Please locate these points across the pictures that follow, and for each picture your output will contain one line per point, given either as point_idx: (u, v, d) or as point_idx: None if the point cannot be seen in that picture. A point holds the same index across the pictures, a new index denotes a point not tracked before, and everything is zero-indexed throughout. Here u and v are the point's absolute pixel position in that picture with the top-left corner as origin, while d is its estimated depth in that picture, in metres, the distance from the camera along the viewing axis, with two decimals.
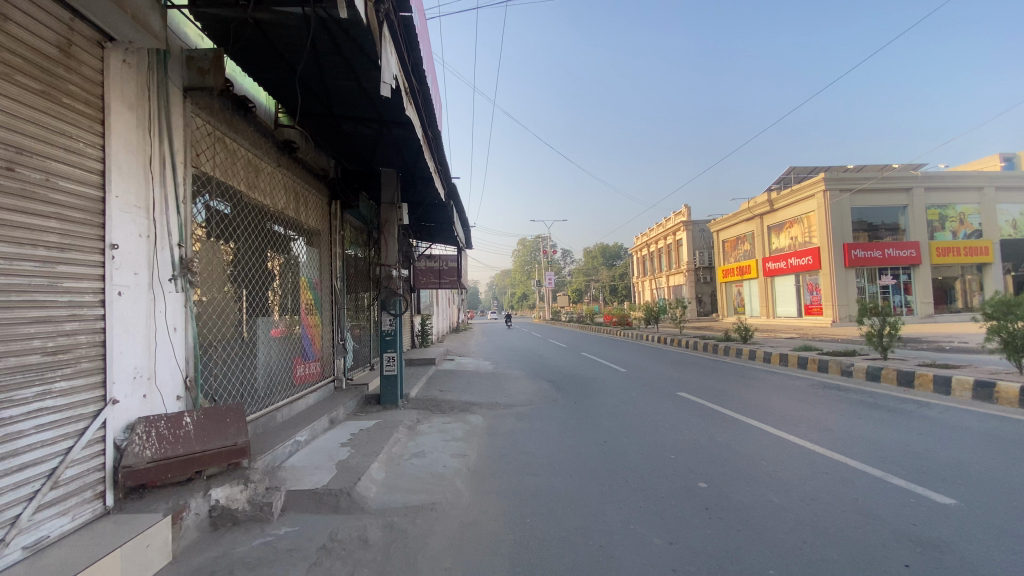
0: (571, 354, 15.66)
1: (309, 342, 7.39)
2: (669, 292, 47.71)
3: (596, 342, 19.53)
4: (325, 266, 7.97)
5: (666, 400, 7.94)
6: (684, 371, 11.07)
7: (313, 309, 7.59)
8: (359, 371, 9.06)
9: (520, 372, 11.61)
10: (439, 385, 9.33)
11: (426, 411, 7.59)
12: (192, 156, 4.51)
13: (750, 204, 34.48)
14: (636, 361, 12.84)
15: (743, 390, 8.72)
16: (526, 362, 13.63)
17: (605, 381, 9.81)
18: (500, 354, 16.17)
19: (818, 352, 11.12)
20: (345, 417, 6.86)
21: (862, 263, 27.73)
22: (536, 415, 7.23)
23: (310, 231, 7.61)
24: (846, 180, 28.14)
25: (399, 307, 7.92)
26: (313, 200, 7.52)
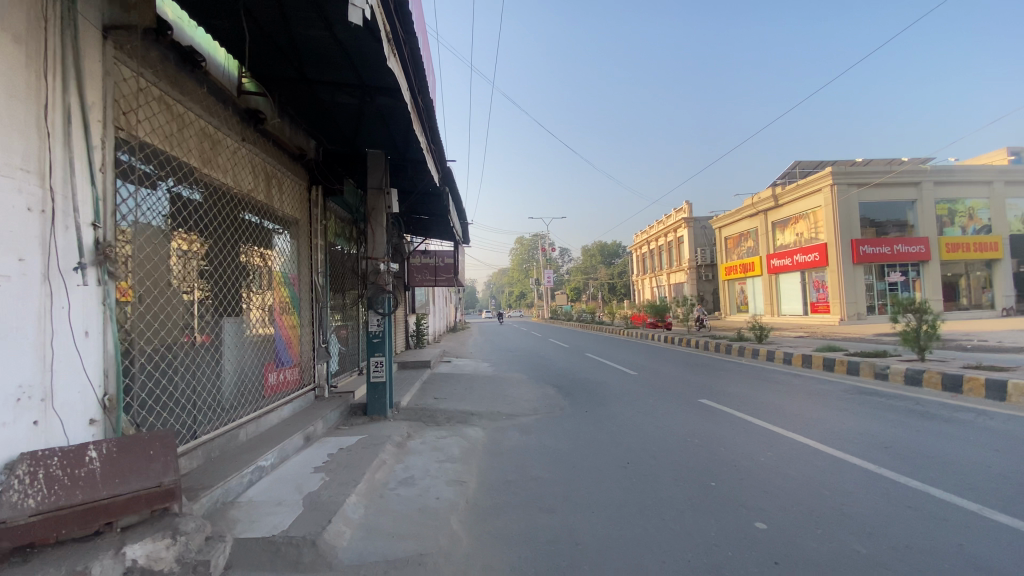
0: (574, 355, 14.78)
1: (285, 345, 6.47)
2: (670, 290, 46.86)
3: (599, 343, 18.65)
4: (304, 260, 7.06)
5: (689, 410, 7.05)
6: (700, 374, 10.17)
7: (290, 308, 6.66)
8: (344, 377, 8.16)
9: (522, 377, 10.70)
10: (433, 392, 8.42)
11: (418, 423, 6.69)
12: (118, 116, 3.59)
13: (754, 199, 33.62)
14: (647, 364, 11.94)
15: (772, 396, 7.85)
16: (528, 365, 12.71)
17: (617, 387, 8.91)
18: (499, 355, 15.25)
19: (845, 353, 10.26)
20: (324, 433, 5.96)
21: (871, 259, 26.82)
22: (543, 427, 6.35)
23: (286, 219, 6.69)
24: (854, 174, 27.31)
25: (388, 305, 7.02)
26: (289, 183, 6.59)
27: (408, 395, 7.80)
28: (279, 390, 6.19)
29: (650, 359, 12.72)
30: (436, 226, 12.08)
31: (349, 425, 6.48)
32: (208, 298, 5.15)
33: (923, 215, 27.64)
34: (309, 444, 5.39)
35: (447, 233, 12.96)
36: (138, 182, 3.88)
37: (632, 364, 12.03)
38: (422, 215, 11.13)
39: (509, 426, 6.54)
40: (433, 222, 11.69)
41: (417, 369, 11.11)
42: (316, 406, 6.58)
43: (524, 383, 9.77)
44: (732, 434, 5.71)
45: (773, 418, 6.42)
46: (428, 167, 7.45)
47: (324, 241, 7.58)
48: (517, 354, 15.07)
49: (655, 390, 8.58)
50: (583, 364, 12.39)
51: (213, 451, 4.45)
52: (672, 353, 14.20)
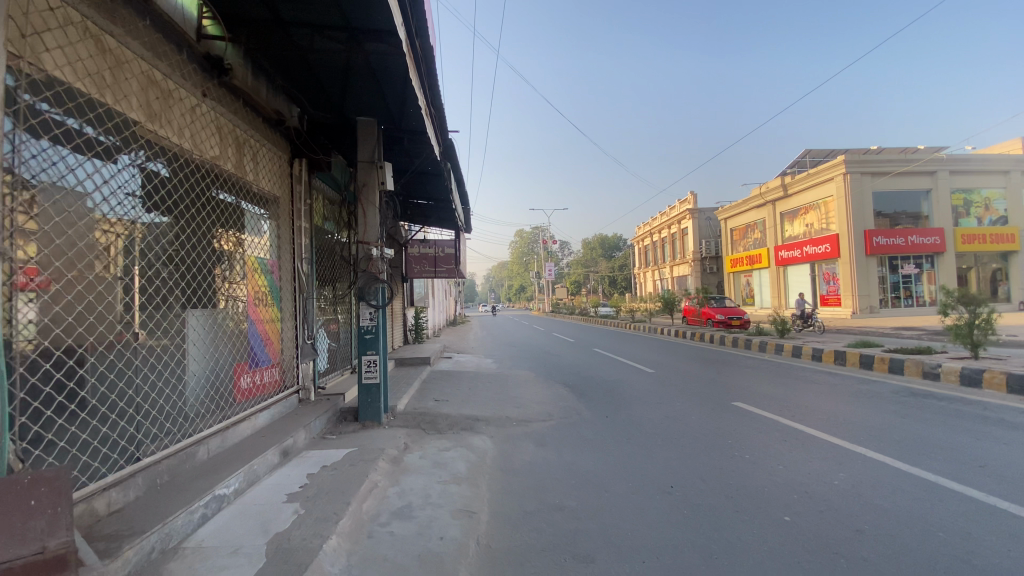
0: (582, 350, 13.88)
1: (261, 342, 5.58)
2: (673, 283, 45.95)
3: (606, 337, 17.78)
4: (285, 244, 6.14)
5: (725, 415, 6.18)
6: (726, 372, 9.27)
7: (268, 300, 5.76)
8: (333, 377, 7.28)
9: (529, 375, 9.80)
10: (433, 393, 7.53)
11: (417, 431, 5.82)
12: (15, 37, 2.70)
13: (763, 189, 32.63)
14: (664, 360, 11.06)
15: (815, 398, 6.97)
16: (534, 362, 11.81)
17: (637, 387, 8.03)
18: (502, 350, 14.36)
19: (883, 350, 9.38)
20: (307, 445, 5.08)
21: (884, 251, 26.00)
22: (561, 437, 5.48)
23: (263, 197, 5.78)
24: (868, 162, 26.32)
25: (382, 297, 6.12)
26: (267, 155, 5.67)
27: (405, 397, 6.91)
28: (254, 394, 5.30)
29: (665, 355, 11.82)
30: (435, 211, 11.10)
31: (337, 434, 5.60)
32: (157, 286, 4.27)
33: (939, 204, 26.68)
34: (286, 461, 4.52)
35: (447, 220, 11.97)
36: (48, 132, 2.99)
37: (647, 360, 11.15)
38: (420, 198, 10.16)
39: (521, 435, 5.67)
40: (432, 207, 10.76)
41: (415, 366, 10.19)
42: (299, 412, 5.70)
43: (533, 382, 8.89)
44: (788, 447, 4.85)
45: (827, 426, 5.56)
46: (427, 138, 6.52)
47: (309, 224, 6.66)
48: (521, 350, 14.16)
49: (680, 391, 7.70)
50: (594, 361, 11.50)
51: (160, 476, 3.57)
52: (687, 348, 13.32)
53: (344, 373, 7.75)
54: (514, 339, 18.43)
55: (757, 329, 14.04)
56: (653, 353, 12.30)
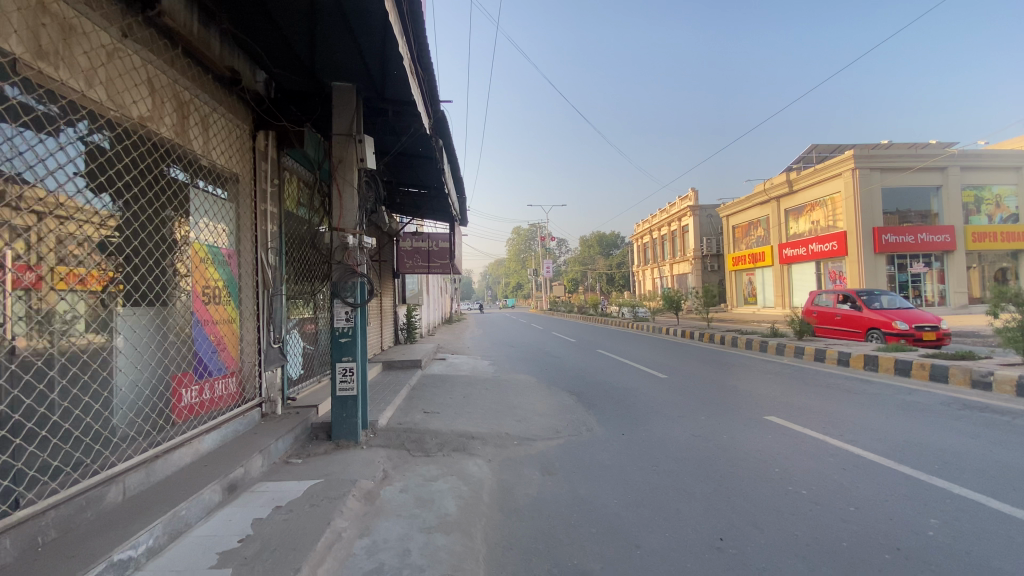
0: (583, 351, 12.96)
1: (212, 349, 4.63)
2: (673, 281, 45.07)
3: (608, 337, 16.85)
4: (247, 231, 5.20)
5: (762, 434, 5.28)
6: (747, 378, 8.36)
7: (224, 297, 4.82)
8: (306, 386, 6.34)
9: (530, 381, 8.86)
10: (422, 404, 6.59)
11: (399, 453, 4.90)
12: None
13: (767, 185, 31.74)
14: (676, 364, 10.13)
15: (857, 412, 6.09)
16: (535, 365, 10.85)
17: (652, 397, 7.11)
18: (497, 351, 13.42)
19: (919, 354, 8.52)
20: (263, 474, 4.16)
21: (892, 249, 25.20)
22: (570, 463, 4.58)
23: (219, 174, 4.84)
24: (878, 157, 25.46)
25: (361, 293, 5.19)
26: (222, 124, 4.76)
27: (388, 410, 5.98)
28: (199, 412, 4.36)
29: (676, 358, 10.90)
30: (428, 201, 10.12)
31: (303, 458, 4.69)
32: (83, 273, 3.35)
33: (949, 201, 25.90)
34: (231, 499, 3.61)
35: (441, 211, 10.97)
36: None
37: (657, 364, 10.23)
38: (410, 185, 9.20)
39: (525, 459, 4.77)
40: (422, 195, 9.80)
41: (403, 371, 9.23)
42: (259, 431, 4.77)
43: (534, 389, 7.96)
44: (851, 481, 3.97)
45: (886, 450, 4.69)
46: (416, 110, 5.60)
47: (276, 209, 5.72)
48: (520, 352, 13.18)
49: (702, 402, 6.79)
50: (599, 364, 10.56)
51: (42, 534, 2.70)
52: (699, 350, 12.40)
53: (319, 380, 6.81)
54: (511, 338, 17.46)
55: (771, 329, 13.14)
56: (662, 356, 11.39)
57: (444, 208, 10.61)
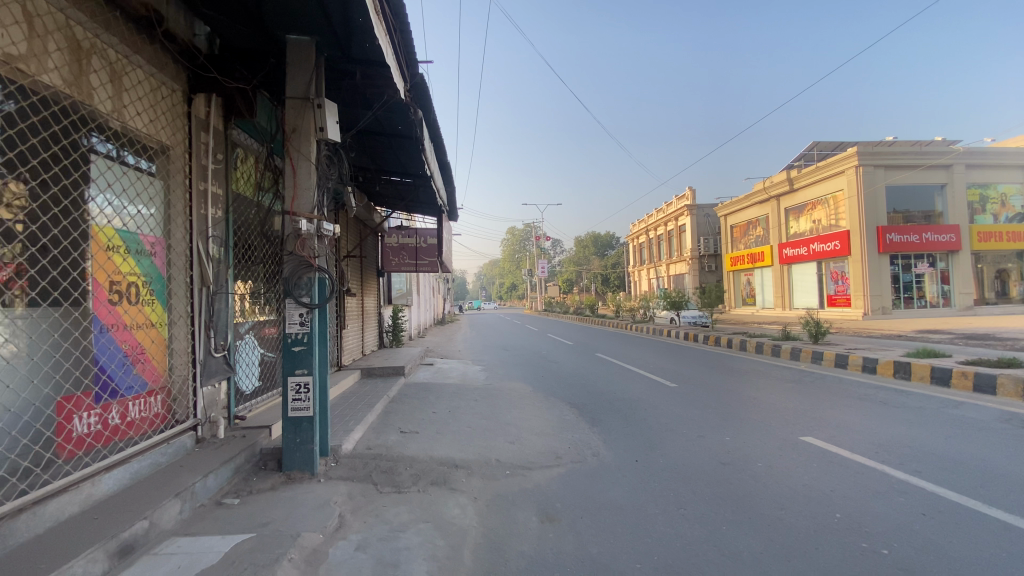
0: (581, 356, 12.01)
1: (126, 361, 3.66)
2: (670, 281, 44.26)
3: (606, 340, 15.90)
4: (180, 214, 4.22)
5: (807, 463, 4.35)
6: (768, 389, 7.46)
7: (148, 295, 3.86)
8: (259, 401, 5.38)
9: (524, 390, 7.89)
10: (399, 421, 5.64)
11: (363, 488, 3.96)
12: None
13: (766, 184, 30.94)
14: (684, 371, 9.23)
15: (908, 431, 5.19)
16: (529, 371, 9.89)
17: (665, 412, 6.17)
18: (488, 356, 12.45)
19: (956, 361, 7.66)
20: (178, 526, 3.23)
21: (896, 248, 24.45)
22: (576, 505, 3.66)
23: (138, 142, 3.87)
24: (882, 154, 24.69)
25: (319, 291, 4.26)
26: (141, 79, 3.82)
27: (356, 430, 5.01)
28: (100, 444, 3.40)
29: (684, 364, 9.99)
30: (412, 190, 9.14)
31: (241, 497, 3.75)
32: None
33: (953, 200, 25.21)
34: (121, 569, 2.69)
35: (427, 203, 9.98)
36: None
37: (664, 371, 9.33)
38: (389, 170, 8.23)
39: (519, 497, 3.84)
40: (404, 184, 8.86)
41: (383, 380, 8.24)
42: (186, 464, 3.82)
43: (530, 401, 7.01)
44: (940, 537, 3.07)
45: (966, 486, 3.79)
46: (389, 72, 4.66)
47: (219, 191, 4.75)
48: (513, 356, 12.22)
49: (724, 418, 5.87)
50: (601, 370, 9.63)
51: None
52: (707, 354, 11.49)
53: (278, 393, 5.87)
54: (503, 341, 16.45)
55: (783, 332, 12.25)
56: (668, 362, 10.46)
57: (430, 199, 9.63)
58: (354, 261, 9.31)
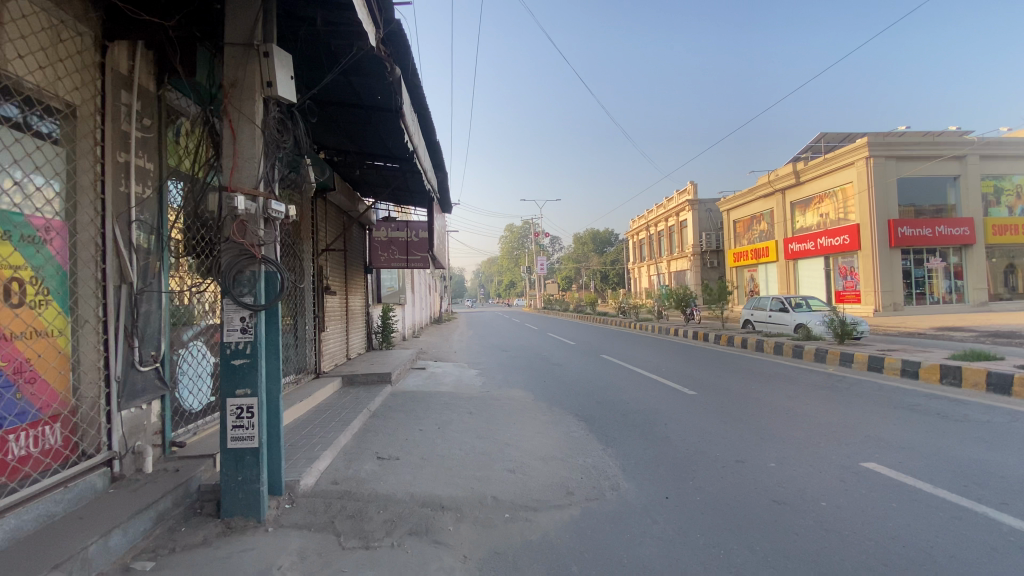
0: (584, 358, 11.09)
1: (5, 383, 2.76)
2: (671, 278, 43.32)
3: (609, 340, 14.99)
4: (89, 189, 3.32)
5: (883, 503, 3.47)
6: (803, 398, 6.56)
7: (39, 297, 2.96)
8: (208, 422, 4.52)
9: (525, 400, 6.98)
10: (377, 443, 4.73)
11: (320, 543, 3.05)
12: None
13: (771, 178, 29.57)
14: (702, 376, 8.31)
15: (986, 455, 4.33)
16: (529, 376, 8.97)
17: (692, 429, 5.26)
18: (484, 358, 11.53)
19: (1012, 365, 6.79)
20: None
21: (908, 242, 23.50)
22: (597, 570, 2.76)
23: (27, 95, 2.94)
24: (894, 145, 23.71)
25: (267, 288, 3.38)
26: (24, 10, 2.89)
27: (322, 458, 4.10)
28: None
29: (700, 368, 9.07)
30: (397, 175, 8.18)
31: (157, 559, 2.84)
32: None
33: (966, 192, 24.34)
34: None
35: (415, 190, 9.01)
36: None
37: (680, 376, 8.40)
38: (370, 150, 7.29)
39: (523, 554, 2.95)
40: (388, 168, 7.95)
41: (366, 389, 7.30)
42: (87, 515, 2.94)
43: (533, 414, 6.10)
44: None
45: None
46: (356, 16, 3.71)
47: (150, 165, 3.85)
48: (512, 358, 11.29)
49: (762, 437, 4.97)
50: (609, 376, 8.70)
51: None
52: (723, 356, 10.56)
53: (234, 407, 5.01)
54: (500, 342, 15.52)
55: (803, 331, 11.34)
56: (683, 366, 9.52)
57: (418, 185, 8.67)
58: (334, 255, 8.37)
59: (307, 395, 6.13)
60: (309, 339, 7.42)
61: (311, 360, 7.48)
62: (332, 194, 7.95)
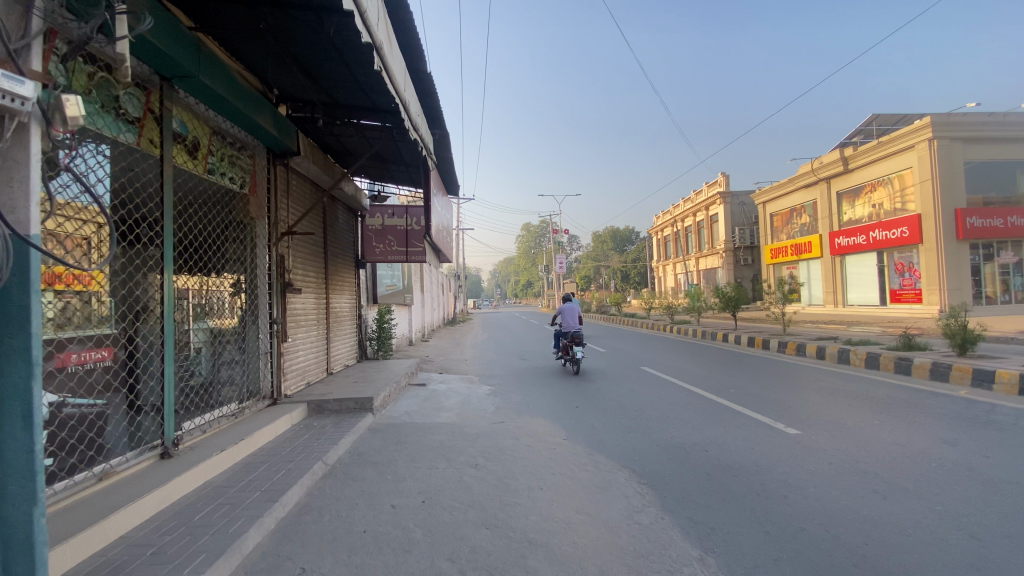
0: (621, 371, 8.93)
1: None
2: (700, 277, 40.61)
3: (644, 347, 12.75)
4: None
5: None
6: (975, 446, 4.36)
7: None
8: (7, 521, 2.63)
9: (555, 439, 4.93)
10: (313, 545, 2.77)
11: None
12: None
13: (814, 165, 26.84)
14: (793, 400, 6.13)
15: None
16: (556, 398, 6.89)
17: (841, 515, 3.17)
18: (498, 370, 9.45)
19: None
20: None
21: (976, 235, 20.39)
22: None
23: None
24: (961, 123, 20.37)
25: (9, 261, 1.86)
26: None
27: None
28: None
29: (783, 388, 6.90)
30: (383, 136, 6.21)
31: None
32: None
33: None
34: None
35: (408, 160, 7.05)
36: None
37: (762, 399, 6.25)
38: (342, 96, 5.35)
39: None
40: (368, 125, 5.99)
41: (339, 420, 5.32)
42: None
43: (569, 469, 4.07)
44: None
45: None
46: None
47: None
48: (533, 370, 9.18)
49: (975, 538, 2.86)
50: (663, 396, 6.54)
51: None
52: (803, 370, 8.28)
53: (90, 481, 3.10)
54: (516, 349, 13.40)
55: (902, 338, 8.96)
56: (756, 383, 7.33)
57: (410, 152, 6.72)
58: (306, 241, 6.44)
59: (241, 439, 4.18)
60: (264, 354, 5.51)
61: (269, 382, 5.55)
62: (299, 162, 6.05)
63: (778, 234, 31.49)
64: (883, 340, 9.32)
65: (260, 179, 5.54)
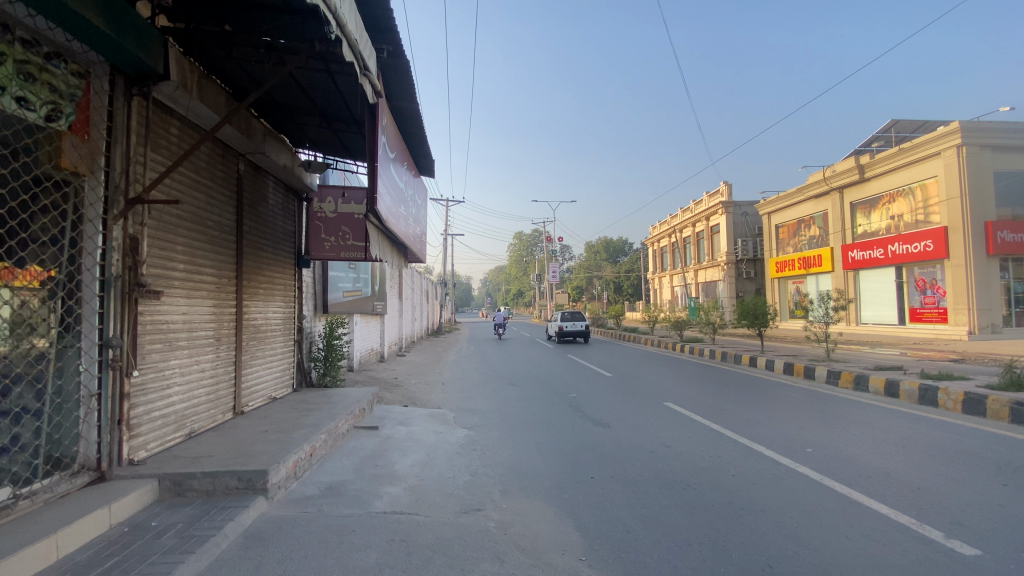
0: (640, 405, 6.86)
1: None
2: (699, 290, 38.81)
3: (657, 370, 10.67)
4: None
5: None
6: None
7: None
8: None
9: (566, 565, 2.81)
10: None
11: None
12: None
13: (826, 173, 25.21)
14: (920, 476, 4.04)
15: None
16: (557, 455, 4.80)
17: None
18: (479, 402, 7.32)
19: None
20: None
21: (1009, 250, 18.62)
22: None
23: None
24: (994, 129, 18.80)
25: None
26: None
27: None
28: None
29: (881, 447, 4.83)
30: (311, 66, 4.13)
31: None
32: None
33: None
34: None
35: (354, 106, 4.96)
36: None
37: (871, 473, 4.15)
38: None
39: None
40: (285, 43, 3.89)
41: (201, 514, 3.16)
42: None
43: None
44: None
45: None
46: None
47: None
48: (523, 404, 7.02)
49: None
50: (718, 461, 4.44)
51: None
52: (885, 414, 6.18)
53: None
54: (504, 370, 11.25)
55: (1002, 372, 6.89)
56: (839, 437, 5.24)
57: (355, 94, 4.65)
58: (190, 219, 4.35)
59: None
60: (87, 397, 3.36)
61: (95, 443, 3.38)
62: (176, 96, 3.98)
63: (784, 246, 29.78)
64: (973, 374, 7.24)
65: (95, 111, 3.46)
